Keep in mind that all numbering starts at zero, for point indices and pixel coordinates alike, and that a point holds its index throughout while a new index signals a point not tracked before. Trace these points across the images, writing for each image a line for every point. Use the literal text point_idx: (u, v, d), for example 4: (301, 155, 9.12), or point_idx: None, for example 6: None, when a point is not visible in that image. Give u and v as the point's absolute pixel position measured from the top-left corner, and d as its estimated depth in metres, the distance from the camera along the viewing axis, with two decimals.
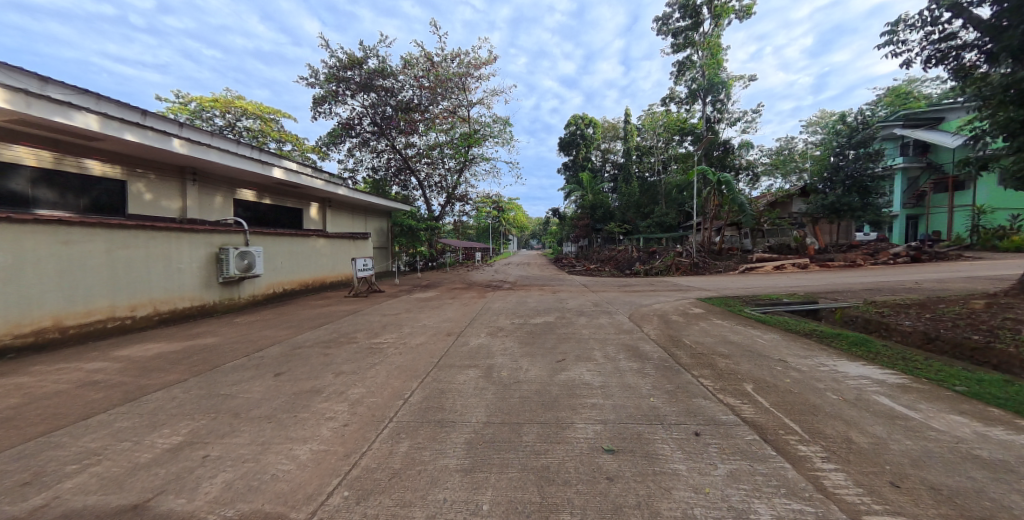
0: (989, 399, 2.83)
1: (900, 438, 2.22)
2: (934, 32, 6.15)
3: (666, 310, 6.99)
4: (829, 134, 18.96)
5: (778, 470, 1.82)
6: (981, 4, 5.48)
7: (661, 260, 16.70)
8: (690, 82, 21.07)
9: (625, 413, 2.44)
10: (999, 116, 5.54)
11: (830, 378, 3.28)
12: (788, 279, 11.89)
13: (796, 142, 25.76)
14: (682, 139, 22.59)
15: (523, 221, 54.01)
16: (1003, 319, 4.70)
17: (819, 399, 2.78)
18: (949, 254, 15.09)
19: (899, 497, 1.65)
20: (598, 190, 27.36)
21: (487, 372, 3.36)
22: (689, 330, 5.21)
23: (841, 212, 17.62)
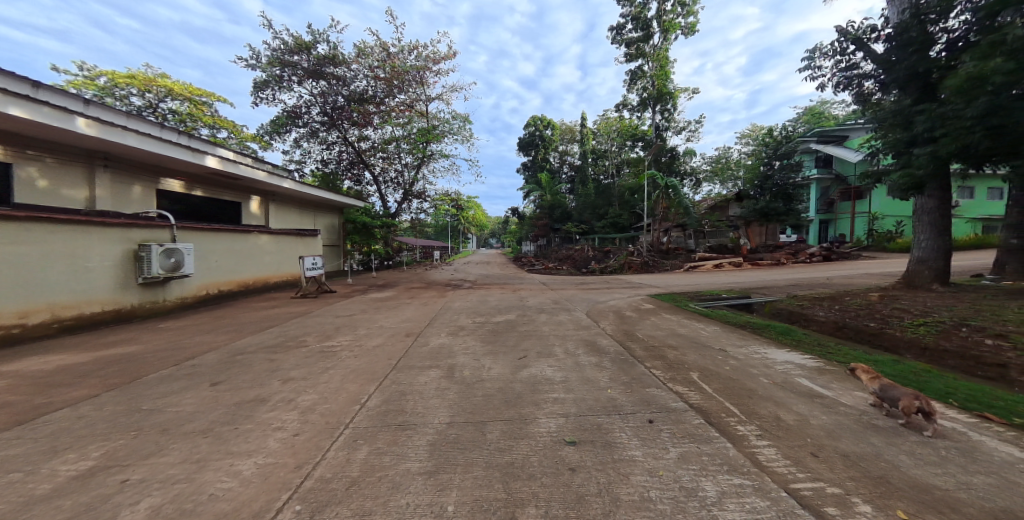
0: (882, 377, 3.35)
1: (819, 414, 2.53)
2: (842, 61, 7.05)
3: (621, 306, 7.35)
4: (759, 145, 21.03)
5: (721, 450, 1.99)
6: (877, 41, 6.38)
7: (614, 259, 17.46)
8: (641, 91, 22.28)
9: (586, 406, 2.53)
10: (889, 137, 6.50)
11: (762, 364, 3.65)
12: (727, 277, 13.02)
13: (732, 152, 28.28)
14: (633, 145, 23.80)
15: (482, 220, 53.86)
16: (894, 308, 5.53)
17: (755, 384, 3.07)
18: (853, 254, 17.42)
19: (817, 465, 1.88)
20: (556, 191, 28.36)
21: (449, 372, 3.31)
22: (641, 325, 5.51)
23: (769, 216, 19.61)
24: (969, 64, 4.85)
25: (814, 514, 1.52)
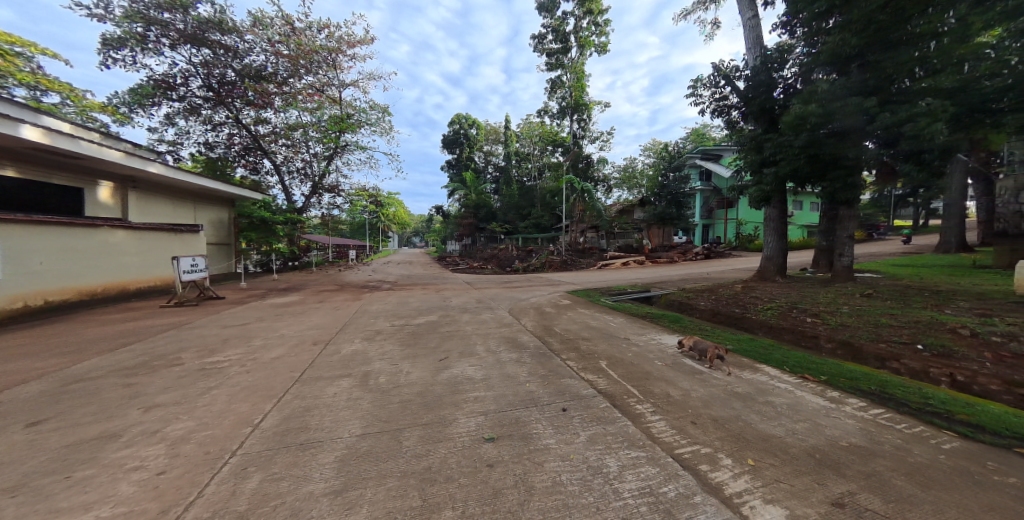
0: (741, 354, 4.11)
1: (698, 388, 2.99)
2: (715, 93, 8.42)
3: (541, 303, 7.72)
4: (658, 158, 23.98)
5: (623, 428, 2.23)
6: (738, 79, 7.78)
7: (536, 258, 18.25)
8: (560, 100, 23.63)
9: (505, 402, 2.60)
10: (747, 158, 7.99)
11: (658, 349, 4.17)
12: (632, 273, 14.58)
13: (636, 162, 31.71)
14: (554, 150, 25.12)
15: (404, 217, 51.50)
16: (752, 296, 6.83)
17: (651, 367, 3.49)
18: (726, 253, 21.01)
19: (694, 431, 2.23)
20: (480, 190, 28.58)
21: (363, 380, 3.10)
22: (559, 320, 5.85)
23: (665, 220, 22.54)
24: (798, 105, 6.24)
25: (690, 473, 1.81)
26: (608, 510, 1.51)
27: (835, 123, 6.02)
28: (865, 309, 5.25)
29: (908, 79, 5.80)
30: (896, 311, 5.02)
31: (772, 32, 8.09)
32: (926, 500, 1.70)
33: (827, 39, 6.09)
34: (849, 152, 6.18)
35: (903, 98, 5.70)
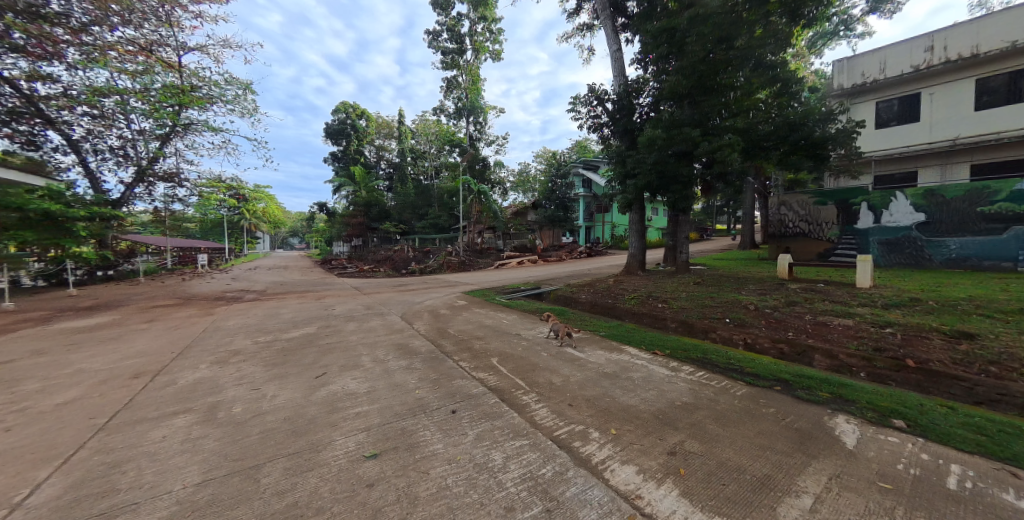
0: (609, 338, 4.78)
1: (576, 373, 3.33)
2: (590, 111, 9.54)
3: (437, 305, 7.57)
4: (548, 165, 25.97)
5: (510, 420, 2.35)
6: (608, 101, 9.00)
7: (434, 259, 17.82)
8: (456, 100, 23.54)
9: (391, 413, 2.47)
10: (614, 171, 9.30)
11: (544, 341, 4.51)
12: (526, 271, 15.49)
13: (529, 168, 33.76)
14: (451, 150, 24.91)
15: (277, 215, 44.34)
16: (621, 288, 7.97)
17: (537, 358, 3.77)
18: (604, 251, 24.08)
19: (572, 413, 2.48)
20: (371, 187, 26.52)
21: (209, 414, 2.55)
22: (453, 321, 5.81)
23: (554, 222, 24.65)
24: (650, 129, 7.59)
25: (566, 451, 2.02)
26: (491, 503, 1.57)
27: (675, 146, 7.50)
28: (696, 294, 6.65)
29: (719, 117, 7.61)
30: (714, 294, 6.50)
31: (631, 65, 9.57)
32: (726, 437, 2.26)
33: (669, 78, 7.55)
34: (684, 170, 7.79)
35: (716, 131, 7.45)
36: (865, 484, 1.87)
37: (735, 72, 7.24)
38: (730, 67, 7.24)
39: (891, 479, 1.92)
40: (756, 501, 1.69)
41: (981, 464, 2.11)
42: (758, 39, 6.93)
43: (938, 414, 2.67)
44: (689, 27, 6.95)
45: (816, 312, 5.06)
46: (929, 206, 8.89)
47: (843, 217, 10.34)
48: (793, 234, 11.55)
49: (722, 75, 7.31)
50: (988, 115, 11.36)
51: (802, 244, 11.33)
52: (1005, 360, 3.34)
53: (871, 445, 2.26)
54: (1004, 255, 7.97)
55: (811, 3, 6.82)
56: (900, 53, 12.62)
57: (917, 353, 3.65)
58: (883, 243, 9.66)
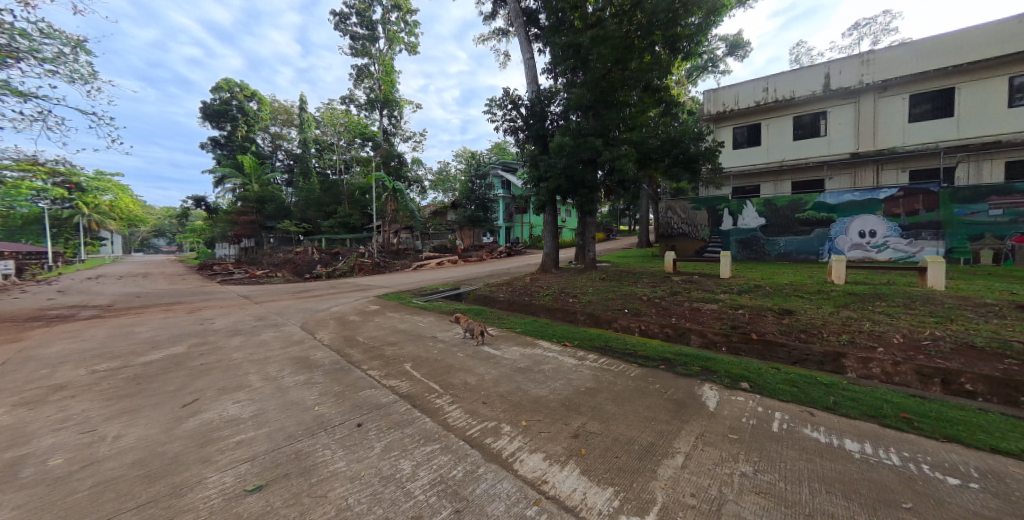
0: (524, 334, 4.98)
1: (490, 371, 3.40)
2: (506, 113, 9.78)
3: (345, 311, 6.97)
4: (468, 165, 25.84)
5: (421, 426, 2.29)
6: (522, 106, 9.36)
7: (343, 262, 16.37)
8: (368, 91, 21.92)
9: (282, 436, 2.19)
10: (528, 173, 9.68)
11: (461, 342, 4.50)
12: (445, 272, 15.20)
13: (449, 167, 33.31)
14: (362, 144, 23.15)
15: (134, 210, 35.95)
16: (536, 285, 8.35)
17: (453, 359, 3.73)
18: (523, 251, 24.94)
19: (486, 411, 2.52)
20: (265, 181, 23.20)
21: (13, 471, 1.94)
22: (363, 328, 5.41)
23: (474, 222, 24.66)
24: (560, 136, 8.13)
25: (478, 448, 2.05)
26: (398, 515, 1.51)
27: (582, 154, 8.15)
28: (601, 289, 7.33)
29: (618, 129, 8.50)
30: (616, 288, 7.24)
31: (542, 74, 10.08)
32: (620, 415, 2.54)
33: (575, 90, 8.16)
34: (589, 176, 8.52)
35: (614, 142, 8.31)
36: (721, 438, 2.28)
37: (630, 91, 8.19)
38: (625, 86, 8.15)
39: (738, 431, 2.38)
40: (641, 466, 1.94)
41: (793, 409, 2.76)
42: (645, 64, 7.99)
43: (768, 374, 3.41)
44: (591, 45, 7.69)
45: (691, 299, 6.00)
46: (768, 213, 11.26)
47: (711, 220, 12.44)
48: (678, 235, 13.48)
49: (619, 93, 8.19)
50: (802, 144, 14.83)
51: (684, 243, 13.30)
52: (811, 328, 4.41)
53: (726, 406, 2.78)
54: (812, 249, 10.60)
55: (685, 40, 8.06)
56: (747, 90, 15.67)
57: (758, 328, 4.61)
58: (739, 241, 11.92)
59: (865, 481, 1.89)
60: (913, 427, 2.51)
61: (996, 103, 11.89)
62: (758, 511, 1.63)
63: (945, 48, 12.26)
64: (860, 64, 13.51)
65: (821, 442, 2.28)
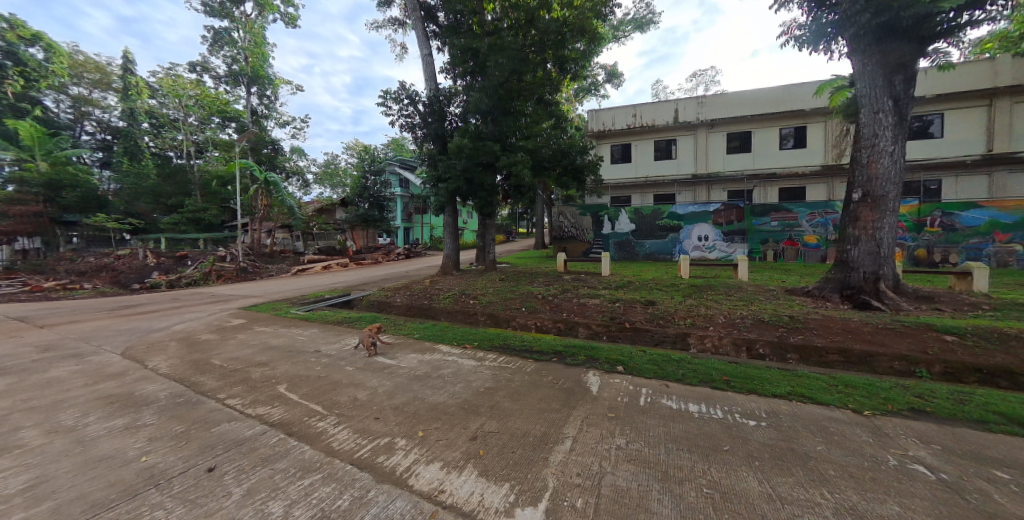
0: (421, 339, 4.80)
1: (385, 382, 3.19)
2: (402, 108, 9.29)
3: (195, 329, 5.63)
4: (360, 158, 23.60)
5: (298, 457, 1.99)
6: (419, 103, 9.01)
7: (193, 267, 13.27)
8: (228, 60, 18.26)
9: (84, 505, 1.64)
10: (427, 173, 9.37)
11: (350, 354, 4.10)
12: (333, 277, 13.62)
13: (338, 160, 30.14)
14: (222, 124, 19.20)
15: None
16: (436, 288, 8.12)
17: (340, 374, 3.36)
18: (423, 252, 24.08)
19: (378, 427, 2.34)
20: (64, 159, 17.28)
21: None
22: (220, 348, 4.45)
23: (368, 222, 22.72)
24: (459, 138, 8.10)
25: (368, 470, 1.87)
26: None
27: (480, 157, 8.27)
28: (501, 289, 7.55)
29: (515, 136, 8.90)
30: (515, 288, 7.55)
31: (441, 73, 9.88)
32: (516, 410, 2.65)
33: (474, 93, 8.22)
34: (488, 179, 8.69)
35: (511, 149, 8.66)
36: (601, 418, 2.58)
37: (524, 102, 8.69)
38: (520, 97, 8.57)
39: (614, 410, 2.73)
40: (535, 456, 2.05)
41: (654, 384, 3.30)
42: (537, 79, 8.60)
43: (637, 357, 4.00)
44: (489, 51, 7.88)
45: (578, 295, 6.64)
46: (637, 219, 13.24)
47: (595, 225, 14.01)
48: (568, 237, 14.77)
49: (515, 102, 8.60)
50: (661, 164, 17.87)
51: (573, 245, 14.66)
52: (667, 315, 5.35)
53: (605, 389, 3.15)
54: (668, 250, 12.90)
55: (571, 62, 8.92)
56: (621, 114, 18.16)
57: (630, 318, 5.36)
58: (616, 244, 13.69)
59: (702, 435, 2.37)
60: (731, 386, 3.26)
61: (772, 145, 16.33)
62: (629, 477, 1.88)
63: (747, 100, 16.35)
64: (697, 105, 17.01)
65: (673, 408, 2.78)
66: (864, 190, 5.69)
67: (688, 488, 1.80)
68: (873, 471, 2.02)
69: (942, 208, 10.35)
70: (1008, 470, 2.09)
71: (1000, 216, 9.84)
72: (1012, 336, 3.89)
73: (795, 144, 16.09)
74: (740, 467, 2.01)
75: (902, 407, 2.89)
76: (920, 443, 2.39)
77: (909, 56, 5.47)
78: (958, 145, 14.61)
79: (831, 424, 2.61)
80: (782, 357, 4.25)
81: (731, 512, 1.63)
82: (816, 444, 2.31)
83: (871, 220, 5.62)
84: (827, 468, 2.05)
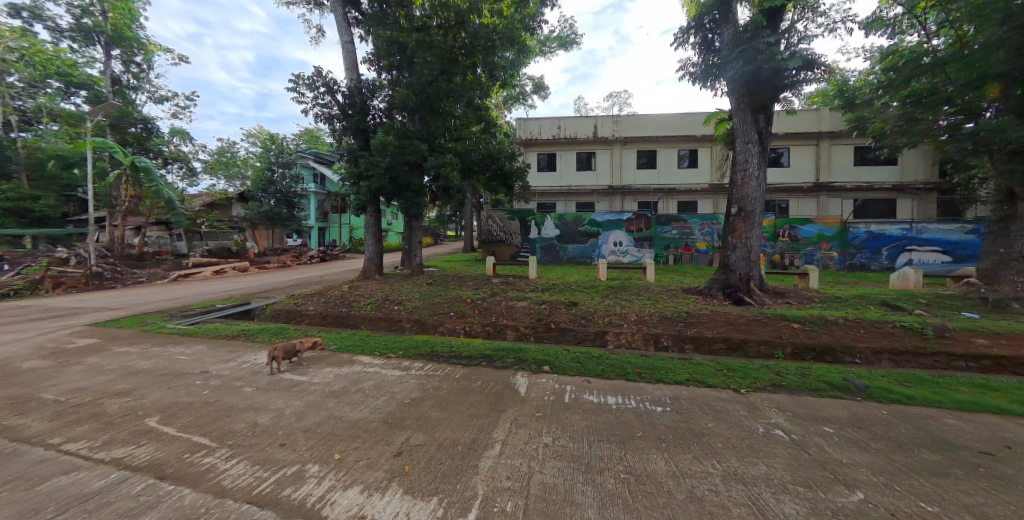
0: (338, 351, 4.39)
1: (293, 402, 2.83)
2: (318, 97, 8.45)
3: (16, 355, 4.32)
4: (263, 146, 20.66)
5: (174, 504, 1.63)
6: (338, 92, 8.30)
7: (17, 273, 10.25)
8: (76, 13, 14.73)
9: None
10: (347, 169, 8.64)
11: (248, 373, 3.55)
12: (227, 283, 11.72)
13: (236, 148, 26.28)
14: (68, 91, 15.30)
15: None
16: (356, 294, 7.49)
17: (234, 398, 2.88)
18: (341, 255, 22.10)
19: (284, 454, 2.05)
20: None
21: None
22: (58, 378, 3.48)
23: (274, 220, 20.08)
24: (382, 134, 7.64)
25: (270, 507, 1.62)
26: None
27: (406, 156, 7.91)
28: (428, 293, 7.30)
29: (443, 137, 8.74)
30: (443, 292, 7.35)
31: (364, 63, 9.25)
32: (444, 419, 2.56)
33: (400, 89, 7.83)
34: (415, 179, 8.34)
35: (440, 149, 8.49)
36: (529, 418, 2.63)
37: (454, 103, 8.59)
38: (449, 98, 8.45)
39: (540, 409, 2.80)
40: (464, 465, 1.99)
41: (577, 381, 3.49)
42: (467, 82, 8.58)
43: (562, 356, 4.18)
44: (416, 47, 7.59)
45: (507, 298, 6.73)
46: (561, 225, 13.97)
47: (522, 229, 14.42)
48: (496, 241, 14.94)
49: (444, 102, 8.45)
50: (582, 174, 19.16)
51: (502, 249, 14.86)
52: (588, 315, 5.72)
53: (532, 389, 3.23)
54: (588, 254, 13.84)
55: (500, 69, 9.09)
56: (547, 124, 19.07)
57: (555, 319, 5.62)
58: (542, 248, 14.24)
59: (619, 425, 2.56)
60: (642, 377, 3.59)
61: (672, 163, 18.64)
62: (556, 473, 1.94)
63: (653, 123, 18.48)
64: (613, 122, 18.67)
65: (594, 403, 2.96)
66: (739, 205, 6.80)
67: (608, 476, 1.92)
68: (751, 440, 2.40)
69: (789, 222, 12.93)
70: (836, 426, 2.67)
71: (825, 230, 12.68)
72: (837, 322, 5.01)
73: (690, 164, 18.63)
74: (651, 451, 2.21)
75: (768, 384, 3.50)
76: (782, 412, 2.92)
77: (768, 100, 6.73)
78: (801, 173, 18.40)
79: (719, 403, 3.04)
80: (682, 348, 4.86)
81: (644, 492, 1.78)
82: (708, 422, 2.67)
83: (744, 231, 6.74)
84: (718, 442, 2.37)
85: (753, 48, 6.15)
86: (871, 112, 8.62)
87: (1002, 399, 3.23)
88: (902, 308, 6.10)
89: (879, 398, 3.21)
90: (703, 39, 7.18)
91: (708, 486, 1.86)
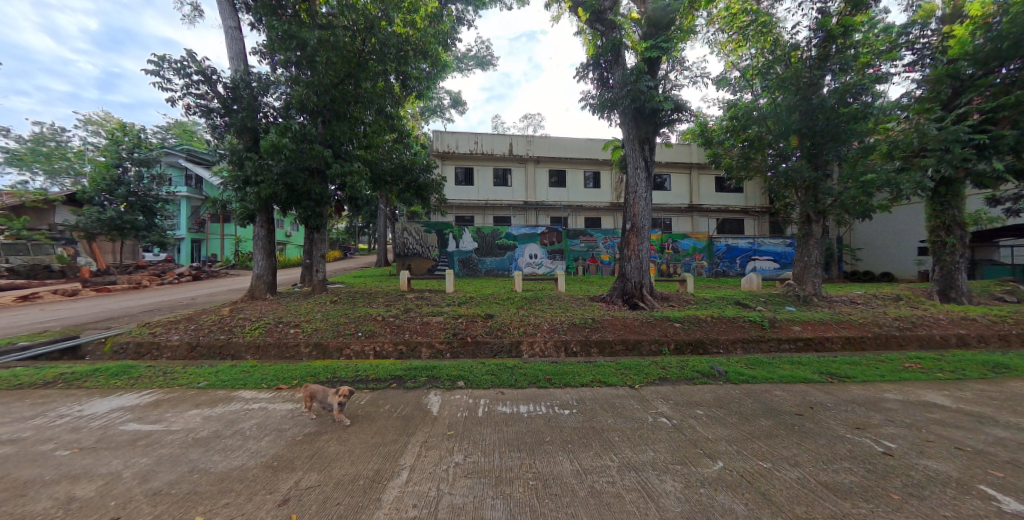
0: (207, 389, 3.64)
1: (136, 460, 2.25)
2: (190, 85, 7.16)
3: None
4: (109, 136, 16.48)
5: None
6: (218, 83, 7.15)
7: None
8: None
9: None
10: (230, 172, 7.39)
11: (66, 431, 2.73)
12: (43, 311, 8.92)
13: (66, 136, 20.60)
14: None
15: None
16: (239, 318, 6.32)
17: (41, 467, 2.16)
18: (221, 272, 18.68)
19: None
20: None
21: None
22: None
23: (124, 230, 16.05)
24: (274, 135, 6.71)
25: None
26: None
27: (305, 161, 7.14)
28: (331, 313, 6.58)
29: (350, 144, 8.18)
30: (349, 311, 6.70)
31: (254, 54, 8.15)
32: (343, 452, 2.32)
33: (298, 88, 7.08)
34: (315, 187, 7.57)
35: (346, 157, 7.91)
36: (440, 439, 2.52)
37: (363, 110, 8.11)
38: (357, 103, 7.95)
39: (451, 427, 2.72)
40: (365, 501, 1.82)
41: (491, 393, 3.49)
42: (380, 89, 8.22)
43: (476, 369, 4.17)
44: (318, 45, 6.91)
45: (421, 314, 6.45)
46: (479, 238, 14.10)
47: (440, 242, 14.14)
48: (412, 255, 14.33)
49: (351, 107, 7.90)
50: (498, 189, 19.71)
51: (418, 262, 14.28)
52: (505, 325, 5.84)
53: (444, 407, 3.12)
54: (505, 267, 14.18)
55: (414, 80, 8.94)
56: (463, 139, 19.32)
57: (471, 332, 5.59)
58: (460, 261, 14.12)
59: (528, 433, 2.63)
60: (552, 383, 3.77)
61: (579, 183, 20.44)
62: (466, 492, 1.89)
63: (563, 145, 20.09)
64: (527, 142, 19.79)
65: (506, 414, 2.98)
66: (632, 222, 7.70)
67: (516, 485, 1.94)
68: (643, 432, 2.67)
69: (671, 237, 15.05)
70: (705, 408, 3.16)
71: (698, 243, 15.13)
72: (706, 319, 5.99)
73: (594, 185, 20.65)
74: (559, 455, 2.30)
75: (657, 378, 3.98)
76: (665, 400, 3.36)
77: (651, 133, 7.86)
78: (679, 196, 21.88)
79: (616, 400, 3.35)
80: (588, 352, 5.28)
81: (551, 495, 1.85)
82: (608, 419, 2.91)
83: (636, 244, 7.65)
84: (615, 436, 2.59)
85: (638, 88, 7.12)
86: (723, 150, 10.72)
87: (811, 371, 4.21)
88: (749, 306, 7.58)
89: (735, 380, 3.91)
90: (600, 76, 8.11)
91: (606, 479, 2.01)
